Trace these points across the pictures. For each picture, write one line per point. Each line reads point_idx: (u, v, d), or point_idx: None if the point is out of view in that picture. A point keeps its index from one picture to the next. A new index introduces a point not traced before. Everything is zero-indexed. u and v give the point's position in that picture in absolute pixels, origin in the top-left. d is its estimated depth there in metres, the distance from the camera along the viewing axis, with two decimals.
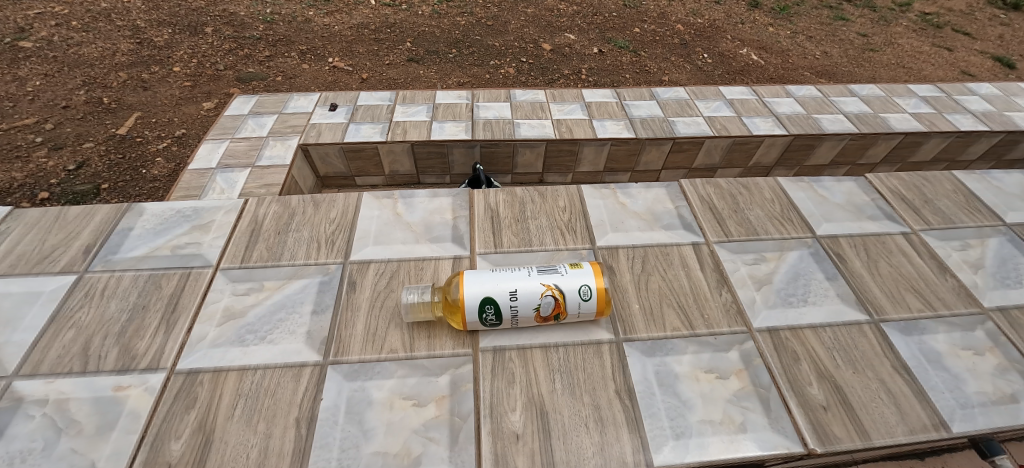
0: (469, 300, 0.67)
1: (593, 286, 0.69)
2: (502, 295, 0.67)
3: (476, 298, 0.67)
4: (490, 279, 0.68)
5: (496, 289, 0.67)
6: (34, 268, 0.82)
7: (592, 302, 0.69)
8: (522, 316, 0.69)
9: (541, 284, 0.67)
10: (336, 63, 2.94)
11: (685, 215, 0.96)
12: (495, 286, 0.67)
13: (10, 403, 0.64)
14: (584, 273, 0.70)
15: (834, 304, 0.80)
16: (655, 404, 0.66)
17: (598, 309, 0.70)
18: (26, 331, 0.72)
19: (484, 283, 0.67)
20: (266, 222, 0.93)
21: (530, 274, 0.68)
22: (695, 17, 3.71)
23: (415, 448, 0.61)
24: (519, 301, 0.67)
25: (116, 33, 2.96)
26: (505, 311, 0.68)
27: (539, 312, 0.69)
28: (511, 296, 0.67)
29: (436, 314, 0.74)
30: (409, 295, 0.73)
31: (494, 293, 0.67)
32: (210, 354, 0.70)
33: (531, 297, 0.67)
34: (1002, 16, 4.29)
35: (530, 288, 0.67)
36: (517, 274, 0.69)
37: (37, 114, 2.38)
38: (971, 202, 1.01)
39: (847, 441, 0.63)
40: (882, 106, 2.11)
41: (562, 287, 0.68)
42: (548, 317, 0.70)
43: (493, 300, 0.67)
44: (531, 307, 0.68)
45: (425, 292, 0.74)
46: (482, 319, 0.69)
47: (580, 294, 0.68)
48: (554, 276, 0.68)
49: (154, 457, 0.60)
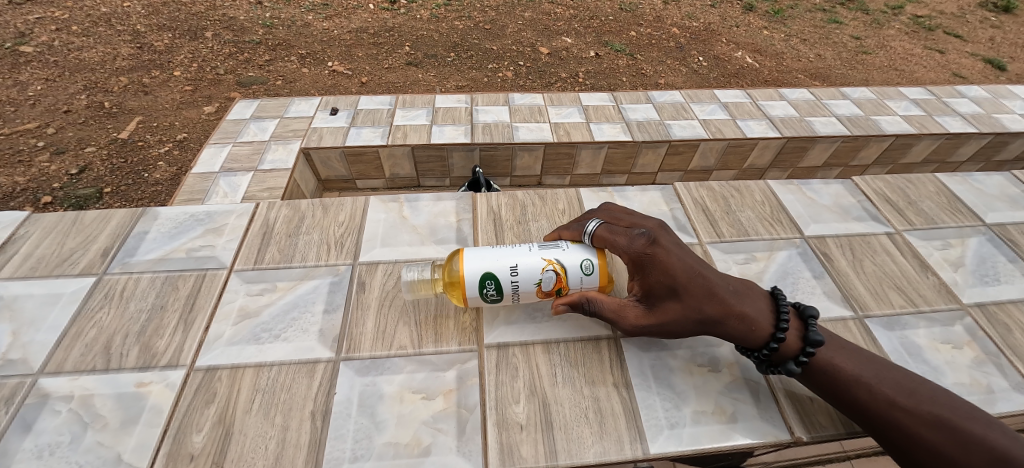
0: (472, 278, 0.67)
1: (595, 260, 0.69)
2: (503, 269, 0.67)
3: (476, 274, 0.67)
4: (486, 254, 0.68)
5: (497, 264, 0.67)
6: (53, 271, 0.85)
7: (593, 276, 0.69)
8: (523, 293, 0.70)
9: (542, 258, 0.68)
10: (336, 68, 2.98)
11: (679, 217, 1.00)
12: (495, 261, 0.67)
13: (37, 399, 0.67)
14: (587, 248, 0.70)
15: (821, 301, 0.84)
16: (651, 395, 0.70)
17: (600, 285, 0.70)
18: (49, 330, 0.76)
19: (479, 261, 0.68)
20: (277, 225, 0.96)
21: (530, 247, 0.69)
22: (690, 20, 3.77)
23: (425, 438, 0.65)
24: (519, 275, 0.67)
25: (118, 37, 2.99)
26: (506, 286, 0.68)
27: (540, 287, 0.69)
28: (511, 271, 0.67)
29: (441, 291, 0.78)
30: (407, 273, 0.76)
31: (495, 268, 0.67)
32: (228, 352, 0.74)
33: (531, 272, 0.68)
34: (993, 19, 4.37)
35: (532, 262, 0.67)
36: (518, 250, 0.69)
37: (39, 118, 2.40)
38: (952, 203, 1.06)
39: (832, 430, 0.67)
40: (873, 108, 2.17)
41: (564, 261, 0.68)
42: (551, 292, 0.70)
43: (493, 275, 0.67)
44: (532, 281, 0.68)
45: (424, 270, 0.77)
46: (483, 294, 0.69)
47: (583, 268, 0.68)
48: (555, 251, 0.68)
49: (177, 450, 0.63)
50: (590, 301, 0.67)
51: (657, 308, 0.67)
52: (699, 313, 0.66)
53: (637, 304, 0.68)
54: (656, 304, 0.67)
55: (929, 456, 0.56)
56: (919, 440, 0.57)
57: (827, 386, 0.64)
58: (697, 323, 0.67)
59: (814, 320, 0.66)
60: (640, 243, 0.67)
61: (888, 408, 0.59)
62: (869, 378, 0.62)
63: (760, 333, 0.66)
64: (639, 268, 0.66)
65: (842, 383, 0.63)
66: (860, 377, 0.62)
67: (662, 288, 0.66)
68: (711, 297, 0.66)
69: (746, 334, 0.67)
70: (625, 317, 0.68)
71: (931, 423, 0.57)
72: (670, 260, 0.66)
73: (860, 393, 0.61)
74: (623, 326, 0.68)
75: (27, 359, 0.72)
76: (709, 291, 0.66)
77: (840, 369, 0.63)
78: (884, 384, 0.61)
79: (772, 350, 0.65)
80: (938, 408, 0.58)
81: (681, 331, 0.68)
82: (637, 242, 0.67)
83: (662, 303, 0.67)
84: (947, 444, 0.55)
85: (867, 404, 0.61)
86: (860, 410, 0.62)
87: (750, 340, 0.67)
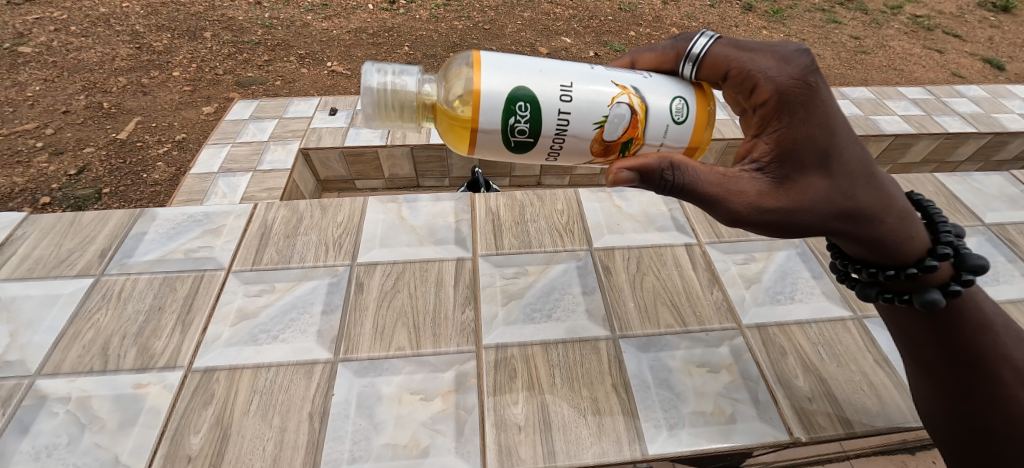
0: (495, 94, 0.50)
1: (688, 102, 0.55)
2: (556, 92, 0.52)
3: (505, 90, 0.51)
4: (535, 69, 0.52)
5: (550, 86, 0.52)
6: (51, 272, 0.85)
7: (685, 126, 0.55)
8: (574, 138, 0.54)
9: (615, 86, 0.54)
10: (335, 68, 2.97)
11: (678, 217, 1.01)
12: (551, 79, 0.52)
13: (35, 401, 0.67)
14: (679, 85, 0.56)
15: (819, 301, 0.85)
16: (650, 396, 0.70)
17: (689, 137, 0.56)
18: (46, 332, 0.76)
19: (522, 74, 0.51)
20: (275, 226, 0.96)
21: (596, 73, 0.55)
22: (690, 20, 3.76)
23: (424, 440, 0.65)
24: (577, 103, 0.52)
25: (116, 38, 2.99)
26: (553, 121, 0.52)
27: (604, 130, 0.54)
28: (564, 94, 0.52)
29: (420, 122, 0.61)
30: (371, 76, 0.56)
31: (545, 89, 0.52)
32: (226, 353, 0.74)
33: (595, 104, 0.52)
34: (992, 19, 4.37)
35: (604, 88, 0.53)
36: (582, 72, 0.54)
37: (37, 119, 2.40)
38: (951, 203, 1.06)
39: (831, 431, 0.67)
40: (872, 108, 2.17)
41: (644, 97, 0.54)
42: (618, 140, 0.55)
43: (534, 96, 0.51)
44: (596, 117, 0.53)
45: (402, 75, 0.57)
46: (510, 126, 0.52)
47: (672, 111, 0.54)
48: (636, 82, 0.55)
49: (174, 451, 0.63)
50: (676, 171, 0.48)
51: (793, 181, 0.50)
52: (847, 199, 0.50)
53: (760, 176, 0.50)
54: (794, 176, 0.50)
55: (1019, 418, 0.51)
56: (1010, 401, 0.51)
57: (949, 325, 0.53)
58: (839, 214, 0.50)
59: (963, 239, 0.54)
60: (799, 69, 0.49)
61: (1001, 362, 0.52)
62: (997, 325, 0.54)
63: (917, 242, 0.52)
64: (786, 111, 0.49)
65: (975, 324, 0.53)
66: (990, 325, 0.53)
67: (812, 149, 0.49)
68: (865, 179, 0.51)
69: (899, 240, 0.52)
70: (741, 192, 0.49)
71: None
72: (832, 108, 0.49)
73: (987, 339, 0.53)
74: (733, 204, 0.49)
75: (24, 360, 0.72)
76: (864, 170, 0.50)
77: (978, 310, 0.53)
78: (1008, 336, 0.54)
79: (924, 268, 0.51)
80: None
81: (811, 223, 0.51)
82: (793, 68, 0.49)
83: (802, 175, 0.50)
84: None
85: (985, 353, 0.52)
86: (971, 357, 0.53)
87: (889, 251, 0.53)
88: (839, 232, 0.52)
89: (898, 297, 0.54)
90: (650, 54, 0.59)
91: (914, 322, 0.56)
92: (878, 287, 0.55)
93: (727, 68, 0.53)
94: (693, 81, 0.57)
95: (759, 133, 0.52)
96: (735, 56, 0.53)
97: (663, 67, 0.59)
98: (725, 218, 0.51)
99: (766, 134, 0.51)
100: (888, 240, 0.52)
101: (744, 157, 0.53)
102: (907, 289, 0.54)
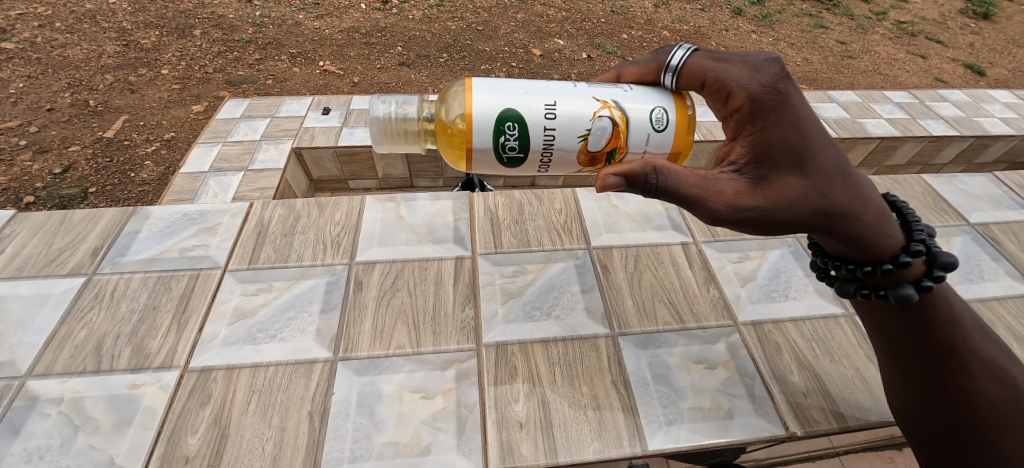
0: (484, 116, 0.52)
1: (669, 110, 0.55)
2: (538, 110, 0.52)
3: (493, 111, 0.52)
4: (518, 90, 0.53)
5: (531, 103, 0.53)
6: (41, 271, 0.83)
7: (666, 134, 0.55)
8: (561, 152, 0.54)
9: (596, 100, 0.54)
10: (327, 67, 2.95)
11: (674, 217, 1.02)
12: (529, 98, 0.53)
13: (25, 402, 0.66)
14: (659, 95, 0.57)
15: (813, 299, 0.86)
16: (649, 392, 0.71)
17: (673, 144, 0.56)
18: (37, 332, 0.74)
19: (506, 95, 0.52)
20: (272, 224, 0.95)
21: (578, 89, 0.55)
22: (681, 23, 3.80)
23: (425, 438, 0.64)
24: (560, 120, 0.53)
25: (102, 34, 2.93)
26: (539, 136, 0.53)
27: (588, 143, 0.54)
28: (547, 113, 0.53)
29: (426, 146, 0.63)
30: (377, 106, 0.57)
31: (527, 107, 0.52)
32: (223, 352, 0.73)
33: (578, 119, 0.53)
34: (973, 25, 4.48)
35: (582, 102, 0.54)
36: (561, 89, 0.55)
37: (21, 117, 2.35)
38: (938, 203, 1.09)
39: (825, 425, 0.68)
40: (860, 111, 2.21)
41: (625, 108, 0.54)
42: (602, 151, 0.55)
43: (520, 115, 0.52)
44: (580, 131, 0.53)
45: (407, 104, 0.58)
46: (501, 144, 0.53)
47: (653, 120, 0.55)
48: (616, 93, 0.55)
49: (171, 451, 0.62)
50: (660, 174, 0.49)
51: (770, 181, 0.51)
52: (823, 198, 0.51)
53: (737, 176, 0.51)
54: (771, 176, 0.51)
55: (985, 408, 0.53)
56: (977, 392, 0.54)
57: (922, 319, 0.55)
58: (818, 212, 0.51)
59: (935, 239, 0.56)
60: (769, 76, 0.51)
61: (968, 354, 0.55)
62: (966, 321, 0.56)
63: (892, 241, 0.53)
64: (760, 115, 0.51)
65: (944, 317, 0.55)
66: (959, 319, 0.56)
67: (787, 150, 0.50)
68: (841, 178, 0.52)
69: (876, 240, 0.53)
70: (720, 192, 0.50)
71: (994, 377, 0.54)
72: (804, 111, 0.51)
73: (956, 332, 0.55)
74: (713, 204, 0.50)
75: (14, 361, 0.70)
76: (840, 170, 0.52)
77: (947, 305, 0.55)
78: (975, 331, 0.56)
79: (899, 264, 0.52)
80: (1009, 366, 0.55)
81: (791, 221, 0.52)
82: (763, 75, 0.51)
83: (779, 175, 0.51)
84: (1000, 399, 0.53)
85: (955, 345, 0.55)
86: (940, 349, 0.55)
87: (866, 247, 0.54)
88: (819, 229, 0.53)
89: (874, 293, 0.55)
90: (631, 68, 0.60)
91: (889, 315, 0.58)
92: (856, 283, 0.57)
93: (701, 76, 0.55)
94: (672, 90, 0.57)
95: (736, 137, 0.53)
96: (709, 66, 0.54)
97: (645, 79, 0.59)
98: (707, 218, 0.51)
99: (742, 136, 0.52)
100: (864, 237, 0.53)
101: (722, 160, 0.54)
102: (883, 285, 0.55)
